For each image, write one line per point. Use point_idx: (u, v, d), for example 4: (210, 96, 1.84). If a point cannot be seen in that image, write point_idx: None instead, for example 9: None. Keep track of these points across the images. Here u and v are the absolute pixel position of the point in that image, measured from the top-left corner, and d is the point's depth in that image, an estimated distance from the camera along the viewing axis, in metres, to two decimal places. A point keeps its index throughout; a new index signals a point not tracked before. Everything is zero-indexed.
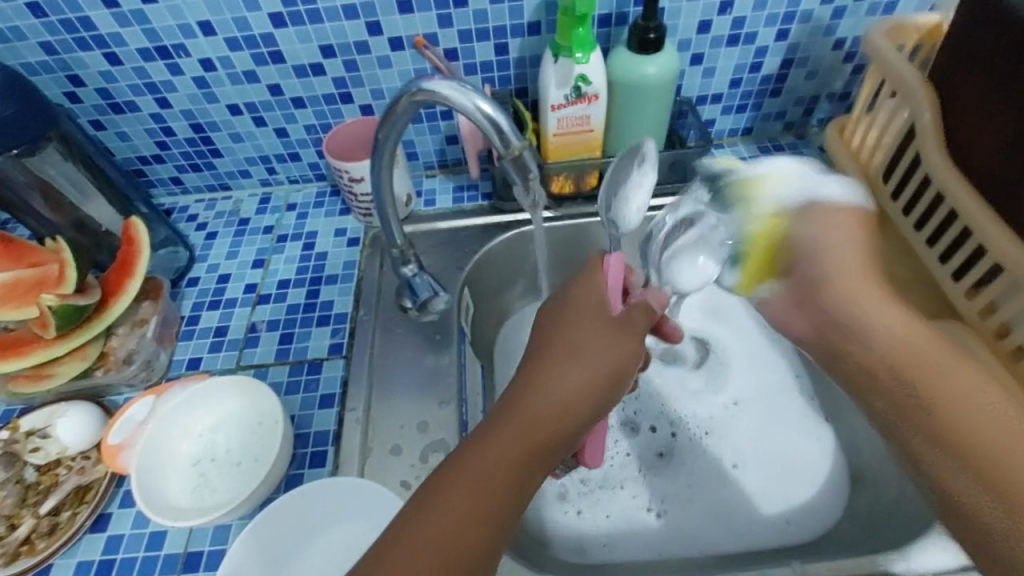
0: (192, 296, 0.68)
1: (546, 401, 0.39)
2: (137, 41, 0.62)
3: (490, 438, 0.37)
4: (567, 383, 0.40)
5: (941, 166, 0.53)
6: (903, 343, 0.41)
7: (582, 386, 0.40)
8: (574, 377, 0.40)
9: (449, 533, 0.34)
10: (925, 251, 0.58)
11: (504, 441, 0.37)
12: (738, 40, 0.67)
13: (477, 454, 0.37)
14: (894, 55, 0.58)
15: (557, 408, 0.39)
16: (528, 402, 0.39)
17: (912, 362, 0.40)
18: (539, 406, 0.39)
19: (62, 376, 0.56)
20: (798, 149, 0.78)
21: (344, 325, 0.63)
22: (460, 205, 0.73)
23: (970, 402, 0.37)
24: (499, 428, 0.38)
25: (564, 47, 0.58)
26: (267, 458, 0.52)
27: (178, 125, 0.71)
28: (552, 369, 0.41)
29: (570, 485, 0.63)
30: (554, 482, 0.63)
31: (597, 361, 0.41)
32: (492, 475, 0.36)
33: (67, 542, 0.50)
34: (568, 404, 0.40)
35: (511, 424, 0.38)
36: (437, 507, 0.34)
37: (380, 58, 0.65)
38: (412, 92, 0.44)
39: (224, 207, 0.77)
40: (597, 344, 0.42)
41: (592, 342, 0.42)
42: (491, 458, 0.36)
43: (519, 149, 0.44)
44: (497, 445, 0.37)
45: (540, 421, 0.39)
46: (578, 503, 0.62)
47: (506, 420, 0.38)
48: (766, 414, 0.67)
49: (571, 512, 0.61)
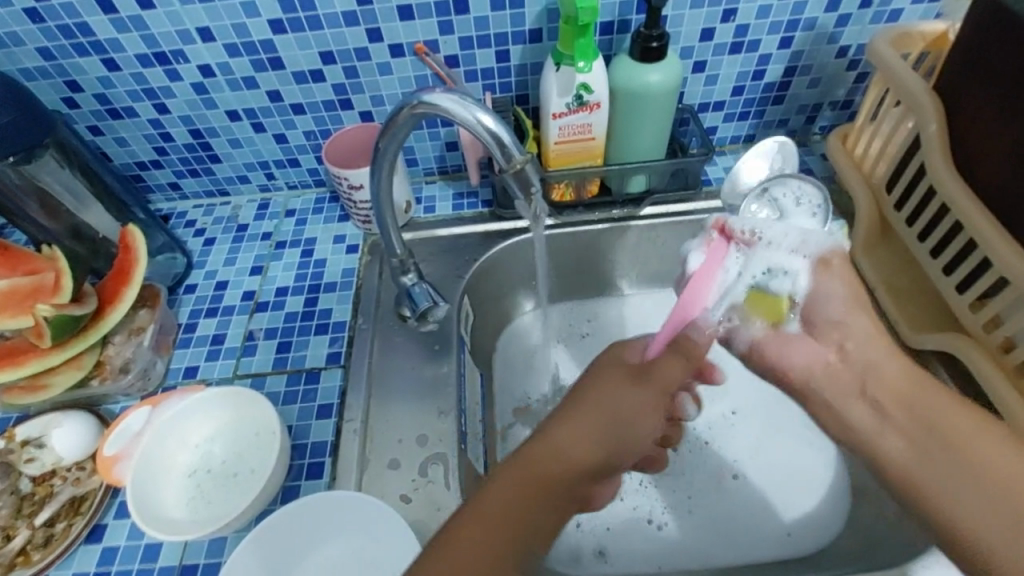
0: (190, 303, 0.67)
1: (560, 453, 0.38)
2: (136, 47, 0.62)
3: (496, 488, 0.36)
4: (578, 442, 0.38)
5: (948, 177, 0.52)
6: (921, 396, 0.42)
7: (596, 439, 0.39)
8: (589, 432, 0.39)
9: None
10: (929, 262, 0.58)
11: (514, 503, 0.35)
12: (741, 48, 0.67)
13: (472, 522, 0.34)
14: (899, 65, 0.58)
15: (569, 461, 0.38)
16: (542, 454, 0.37)
17: (941, 416, 0.40)
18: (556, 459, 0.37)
19: (57, 388, 0.55)
20: (801, 156, 0.77)
21: (343, 333, 0.63)
22: (459, 212, 0.73)
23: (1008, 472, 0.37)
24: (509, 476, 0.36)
25: (566, 55, 0.58)
26: (263, 470, 0.52)
27: (177, 130, 0.70)
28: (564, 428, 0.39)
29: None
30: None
31: (608, 417, 0.40)
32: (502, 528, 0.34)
33: (62, 555, 0.50)
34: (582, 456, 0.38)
35: (519, 481, 0.36)
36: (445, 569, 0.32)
37: (380, 65, 0.65)
38: (413, 104, 0.44)
39: (222, 213, 0.77)
40: (608, 402, 0.40)
41: (601, 407, 0.40)
42: (487, 526, 0.34)
43: (522, 163, 0.44)
44: (506, 504, 0.35)
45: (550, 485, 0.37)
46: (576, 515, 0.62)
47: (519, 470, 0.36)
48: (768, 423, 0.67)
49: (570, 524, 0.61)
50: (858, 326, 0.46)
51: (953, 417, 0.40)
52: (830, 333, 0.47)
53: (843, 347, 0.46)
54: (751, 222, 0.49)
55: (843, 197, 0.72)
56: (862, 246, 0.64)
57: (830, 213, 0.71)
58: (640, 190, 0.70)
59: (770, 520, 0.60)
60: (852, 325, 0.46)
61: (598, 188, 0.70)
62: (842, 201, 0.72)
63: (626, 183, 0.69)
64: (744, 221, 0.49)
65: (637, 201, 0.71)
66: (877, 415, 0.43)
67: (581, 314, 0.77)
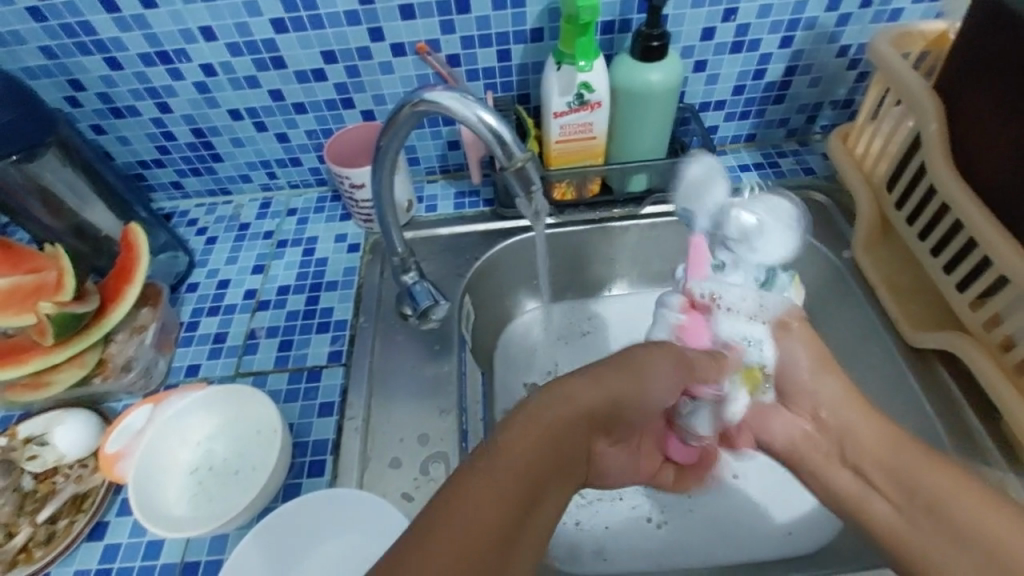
0: (192, 302, 0.67)
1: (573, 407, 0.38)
2: (138, 46, 0.62)
3: (518, 432, 0.35)
4: (539, 442, 0.35)
5: (949, 175, 0.52)
6: (897, 451, 0.46)
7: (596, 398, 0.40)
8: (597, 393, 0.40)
9: (480, 523, 0.30)
10: (929, 261, 0.58)
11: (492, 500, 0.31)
12: (743, 47, 0.67)
13: (498, 461, 0.33)
14: (900, 64, 0.58)
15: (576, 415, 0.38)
16: (556, 407, 0.37)
17: (911, 470, 0.44)
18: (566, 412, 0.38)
19: (59, 385, 0.56)
20: (801, 155, 0.77)
21: (344, 332, 0.63)
22: (460, 211, 0.73)
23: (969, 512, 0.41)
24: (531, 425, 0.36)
25: (567, 54, 0.58)
26: (264, 467, 0.52)
27: (179, 129, 0.70)
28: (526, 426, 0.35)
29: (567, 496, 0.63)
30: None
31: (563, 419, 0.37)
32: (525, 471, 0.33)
33: (64, 551, 0.50)
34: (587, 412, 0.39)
35: (488, 478, 0.32)
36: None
37: (382, 64, 0.65)
38: (415, 102, 0.44)
39: (224, 212, 0.77)
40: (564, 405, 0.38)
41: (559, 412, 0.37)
42: (514, 466, 0.33)
43: (522, 161, 0.44)
44: (478, 506, 0.30)
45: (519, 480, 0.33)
46: (576, 513, 0.62)
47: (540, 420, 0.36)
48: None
49: (569, 523, 0.61)
50: (826, 392, 0.51)
51: (920, 469, 0.44)
52: (800, 401, 0.53)
53: (817, 414, 0.52)
54: (710, 285, 0.54)
55: (844, 197, 0.73)
56: (863, 245, 0.65)
57: (831, 212, 0.71)
58: (641, 190, 0.70)
59: (769, 519, 0.60)
60: (821, 391, 0.51)
61: (599, 187, 0.70)
62: (842, 200, 0.72)
63: (627, 182, 0.69)
64: (703, 284, 0.54)
65: (638, 200, 0.71)
66: (861, 476, 0.48)
67: (582, 313, 0.77)
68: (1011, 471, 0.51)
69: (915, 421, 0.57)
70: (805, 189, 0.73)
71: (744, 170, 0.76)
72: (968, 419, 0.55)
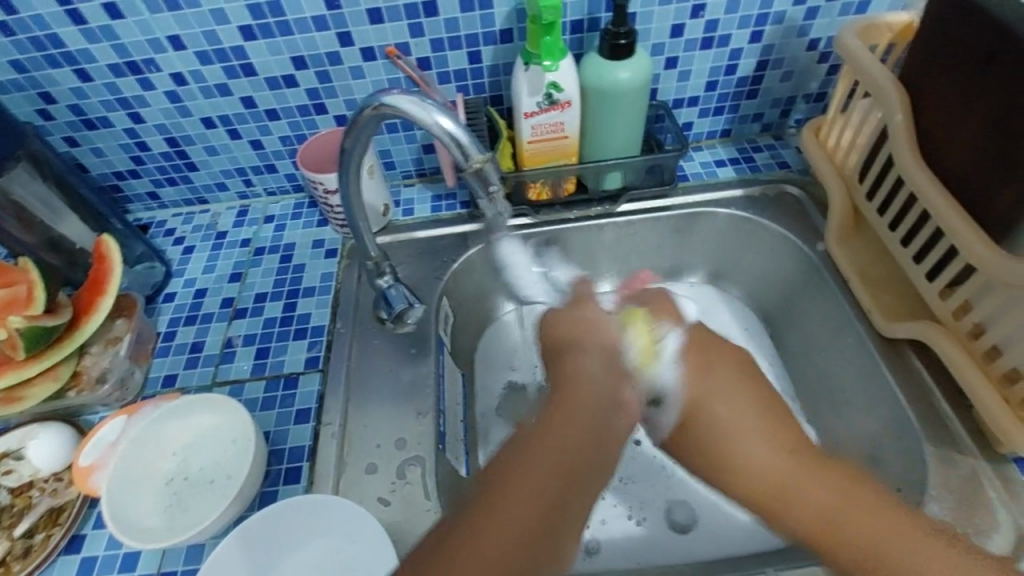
0: (169, 312, 0.67)
1: (557, 428, 0.45)
2: (107, 57, 0.62)
3: (514, 468, 0.43)
4: (513, 512, 0.40)
5: (913, 166, 0.52)
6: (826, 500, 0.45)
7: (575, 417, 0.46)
8: (578, 409, 0.46)
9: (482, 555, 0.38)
10: (900, 252, 0.58)
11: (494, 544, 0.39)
12: (712, 43, 0.67)
13: (493, 500, 0.41)
14: (866, 56, 0.58)
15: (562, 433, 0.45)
16: (539, 437, 0.44)
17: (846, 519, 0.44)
18: (549, 437, 0.44)
19: (31, 400, 0.55)
20: (776, 149, 0.78)
21: (321, 338, 0.63)
22: (438, 214, 0.73)
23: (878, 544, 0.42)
24: (524, 459, 0.43)
25: (534, 55, 0.58)
26: (239, 475, 0.52)
27: (153, 139, 0.70)
28: (518, 474, 0.42)
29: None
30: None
31: (555, 456, 0.43)
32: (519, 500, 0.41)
33: (40, 565, 0.50)
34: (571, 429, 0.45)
35: (490, 524, 0.40)
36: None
37: (352, 69, 0.65)
38: (375, 107, 0.44)
39: (201, 220, 0.77)
40: (550, 444, 0.44)
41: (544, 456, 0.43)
42: (510, 501, 0.41)
43: (481, 163, 0.44)
44: None
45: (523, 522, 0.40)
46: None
47: (529, 452, 0.44)
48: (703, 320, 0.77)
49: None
50: (744, 443, 0.50)
51: (847, 511, 0.44)
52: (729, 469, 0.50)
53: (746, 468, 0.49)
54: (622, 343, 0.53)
55: (818, 189, 0.73)
56: (837, 236, 0.65)
57: (805, 205, 0.72)
58: (616, 187, 0.71)
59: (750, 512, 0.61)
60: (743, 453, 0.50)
61: (574, 185, 0.71)
62: (817, 193, 0.73)
63: (602, 180, 0.70)
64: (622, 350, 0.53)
65: (614, 198, 0.72)
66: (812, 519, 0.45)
67: None
68: (984, 459, 0.51)
69: (890, 411, 0.58)
70: (781, 182, 0.74)
71: (720, 165, 0.76)
72: (942, 407, 0.55)
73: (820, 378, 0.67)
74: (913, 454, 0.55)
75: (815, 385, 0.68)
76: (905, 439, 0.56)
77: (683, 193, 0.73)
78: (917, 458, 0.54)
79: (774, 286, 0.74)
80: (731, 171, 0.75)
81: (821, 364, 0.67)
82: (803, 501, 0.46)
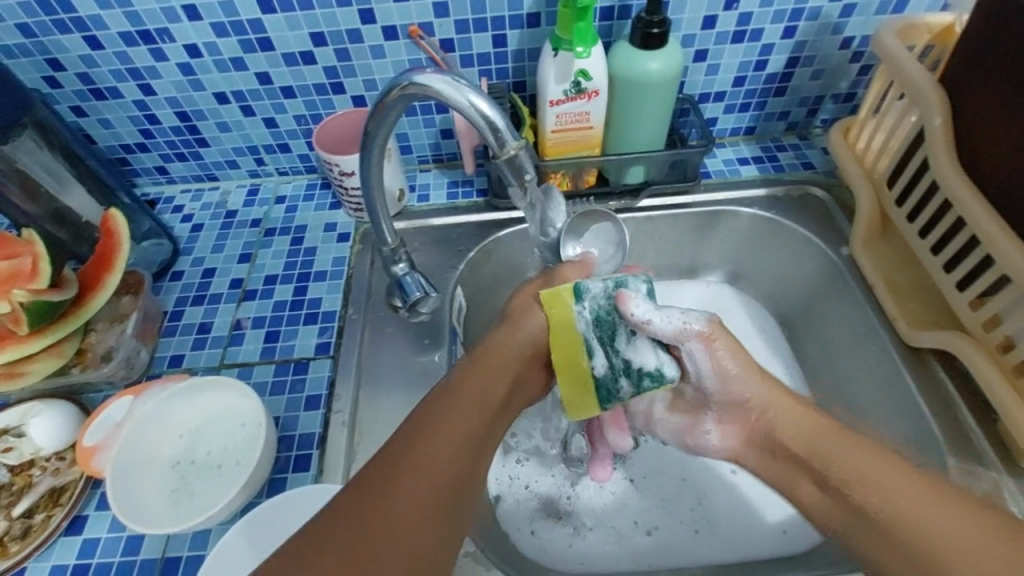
0: (176, 291, 0.65)
1: (482, 378, 0.47)
2: (119, 24, 0.60)
3: (448, 413, 0.44)
4: (450, 449, 0.42)
5: (951, 172, 0.51)
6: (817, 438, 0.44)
7: (502, 370, 0.48)
8: (502, 367, 0.48)
9: (425, 490, 0.40)
10: (929, 260, 0.57)
11: (447, 449, 0.42)
12: (744, 37, 0.65)
13: (432, 438, 0.42)
14: (905, 56, 0.56)
15: (489, 382, 0.47)
16: (469, 384, 0.46)
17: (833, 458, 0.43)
18: (477, 384, 0.46)
19: (34, 376, 0.53)
20: (801, 149, 0.76)
21: (333, 323, 0.62)
22: (454, 201, 0.71)
23: (900, 501, 0.39)
24: (455, 406, 0.44)
25: (564, 40, 0.56)
26: (249, 461, 0.50)
27: (163, 113, 0.68)
28: (454, 407, 0.44)
29: (528, 502, 0.61)
30: (511, 498, 0.61)
31: (480, 402, 0.46)
32: (454, 439, 0.43)
33: (39, 547, 0.49)
34: (496, 382, 0.47)
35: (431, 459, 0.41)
36: (383, 526, 0.38)
37: (373, 47, 0.63)
38: (404, 85, 0.42)
39: (211, 198, 0.75)
40: (480, 389, 0.46)
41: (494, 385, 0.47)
42: (447, 440, 0.43)
43: (515, 149, 0.42)
44: (397, 531, 0.38)
45: (454, 456, 0.42)
46: (532, 521, 0.59)
47: (458, 398, 0.45)
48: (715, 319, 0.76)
49: (524, 531, 0.59)
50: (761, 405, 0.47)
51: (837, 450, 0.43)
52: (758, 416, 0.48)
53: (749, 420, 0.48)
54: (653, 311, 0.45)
55: (843, 191, 0.72)
56: (862, 242, 0.64)
57: (830, 207, 0.70)
58: (638, 181, 0.70)
59: (737, 537, 0.59)
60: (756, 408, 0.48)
61: (595, 178, 0.69)
62: (843, 196, 0.71)
63: (624, 174, 0.68)
64: (663, 321, 0.45)
65: (634, 192, 0.70)
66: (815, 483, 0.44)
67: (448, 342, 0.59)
68: (1007, 473, 0.51)
69: (912, 421, 0.57)
70: (805, 183, 0.72)
71: (743, 163, 0.75)
72: (965, 419, 0.54)
73: (837, 385, 0.67)
74: (934, 464, 0.54)
75: (832, 393, 0.67)
76: (926, 450, 0.55)
77: (705, 190, 0.71)
78: (939, 471, 0.53)
79: (793, 289, 0.73)
80: (755, 169, 0.74)
81: (839, 371, 0.67)
82: (781, 427, 0.46)
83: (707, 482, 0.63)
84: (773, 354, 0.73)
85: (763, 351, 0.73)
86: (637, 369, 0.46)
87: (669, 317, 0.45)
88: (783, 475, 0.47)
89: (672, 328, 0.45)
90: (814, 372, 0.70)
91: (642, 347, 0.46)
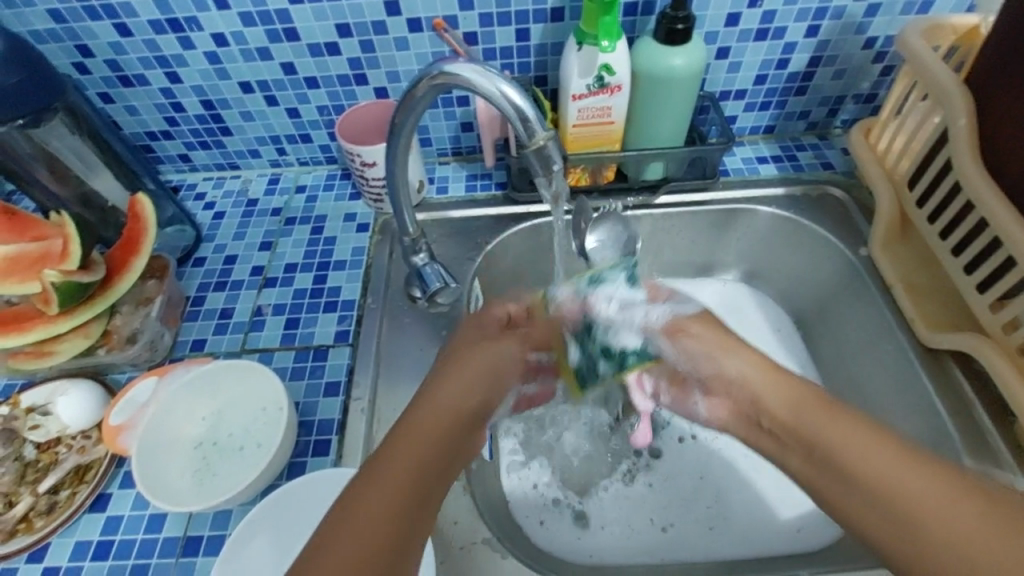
0: (198, 277, 0.66)
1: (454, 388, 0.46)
2: (148, 12, 0.61)
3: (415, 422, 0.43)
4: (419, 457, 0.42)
5: (975, 173, 0.51)
6: (801, 410, 0.43)
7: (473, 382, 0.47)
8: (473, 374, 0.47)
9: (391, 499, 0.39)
10: (950, 261, 0.56)
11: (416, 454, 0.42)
12: (767, 35, 0.65)
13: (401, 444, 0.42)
14: (929, 56, 0.56)
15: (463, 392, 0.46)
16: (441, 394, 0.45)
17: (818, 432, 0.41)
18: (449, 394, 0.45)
19: (63, 355, 0.55)
20: (820, 149, 0.76)
21: (352, 312, 0.62)
22: (473, 194, 0.72)
23: (890, 471, 0.38)
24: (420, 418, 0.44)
25: (589, 35, 0.56)
26: (270, 443, 0.51)
27: (189, 101, 0.69)
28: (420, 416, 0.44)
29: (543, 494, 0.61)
30: (523, 486, 0.61)
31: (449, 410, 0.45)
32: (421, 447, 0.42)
33: (64, 522, 0.50)
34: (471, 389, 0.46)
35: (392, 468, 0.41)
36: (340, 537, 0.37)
37: (397, 39, 0.63)
38: (433, 75, 0.43)
39: (232, 186, 0.76)
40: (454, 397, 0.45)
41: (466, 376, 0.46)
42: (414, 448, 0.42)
43: (544, 140, 0.42)
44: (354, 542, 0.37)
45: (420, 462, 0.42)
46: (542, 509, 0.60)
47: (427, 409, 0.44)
48: (731, 317, 0.76)
49: (534, 522, 0.59)
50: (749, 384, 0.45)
51: (824, 424, 0.41)
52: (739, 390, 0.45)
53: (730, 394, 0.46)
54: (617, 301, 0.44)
55: (862, 192, 0.71)
56: (881, 242, 0.64)
57: (848, 208, 0.70)
58: (657, 177, 0.70)
59: (747, 533, 0.59)
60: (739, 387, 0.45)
61: (613, 174, 0.70)
62: (862, 197, 0.71)
63: (642, 170, 0.69)
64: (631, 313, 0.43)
65: (653, 189, 0.70)
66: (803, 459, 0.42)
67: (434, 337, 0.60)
68: None
69: (928, 422, 0.57)
70: (824, 183, 0.72)
71: (762, 162, 0.75)
72: (982, 420, 0.54)
73: (851, 384, 0.67)
74: (951, 465, 0.54)
75: (846, 393, 0.67)
76: (943, 450, 0.55)
77: (723, 188, 0.72)
78: (955, 471, 0.53)
79: (809, 289, 0.73)
80: (773, 168, 0.74)
81: (853, 371, 0.67)
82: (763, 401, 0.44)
83: (719, 479, 0.63)
84: (787, 353, 0.73)
85: (777, 350, 0.73)
86: (615, 352, 0.42)
87: (629, 310, 0.43)
88: (772, 448, 0.44)
89: (637, 319, 0.43)
90: (829, 371, 0.70)
91: (615, 331, 0.43)
